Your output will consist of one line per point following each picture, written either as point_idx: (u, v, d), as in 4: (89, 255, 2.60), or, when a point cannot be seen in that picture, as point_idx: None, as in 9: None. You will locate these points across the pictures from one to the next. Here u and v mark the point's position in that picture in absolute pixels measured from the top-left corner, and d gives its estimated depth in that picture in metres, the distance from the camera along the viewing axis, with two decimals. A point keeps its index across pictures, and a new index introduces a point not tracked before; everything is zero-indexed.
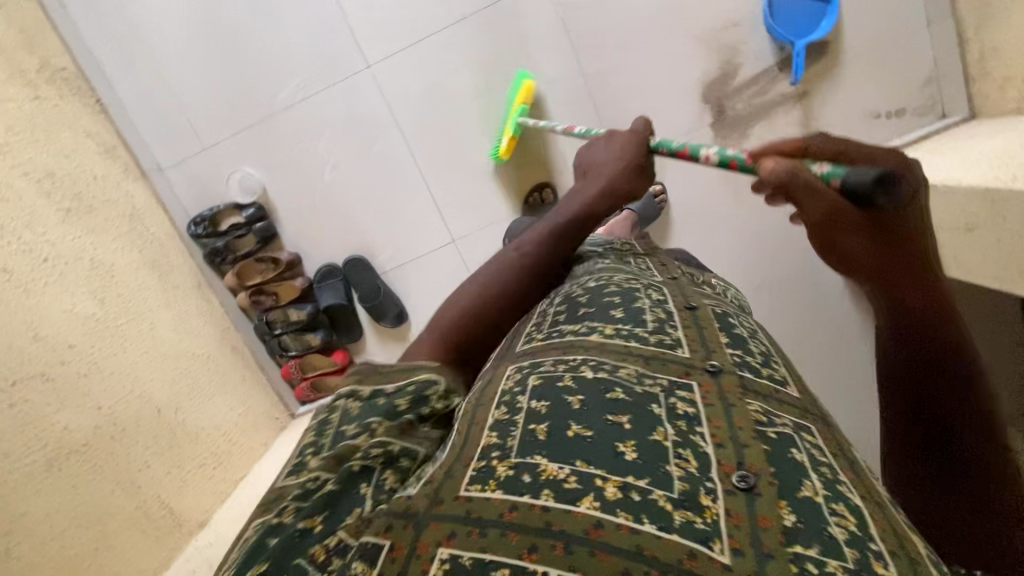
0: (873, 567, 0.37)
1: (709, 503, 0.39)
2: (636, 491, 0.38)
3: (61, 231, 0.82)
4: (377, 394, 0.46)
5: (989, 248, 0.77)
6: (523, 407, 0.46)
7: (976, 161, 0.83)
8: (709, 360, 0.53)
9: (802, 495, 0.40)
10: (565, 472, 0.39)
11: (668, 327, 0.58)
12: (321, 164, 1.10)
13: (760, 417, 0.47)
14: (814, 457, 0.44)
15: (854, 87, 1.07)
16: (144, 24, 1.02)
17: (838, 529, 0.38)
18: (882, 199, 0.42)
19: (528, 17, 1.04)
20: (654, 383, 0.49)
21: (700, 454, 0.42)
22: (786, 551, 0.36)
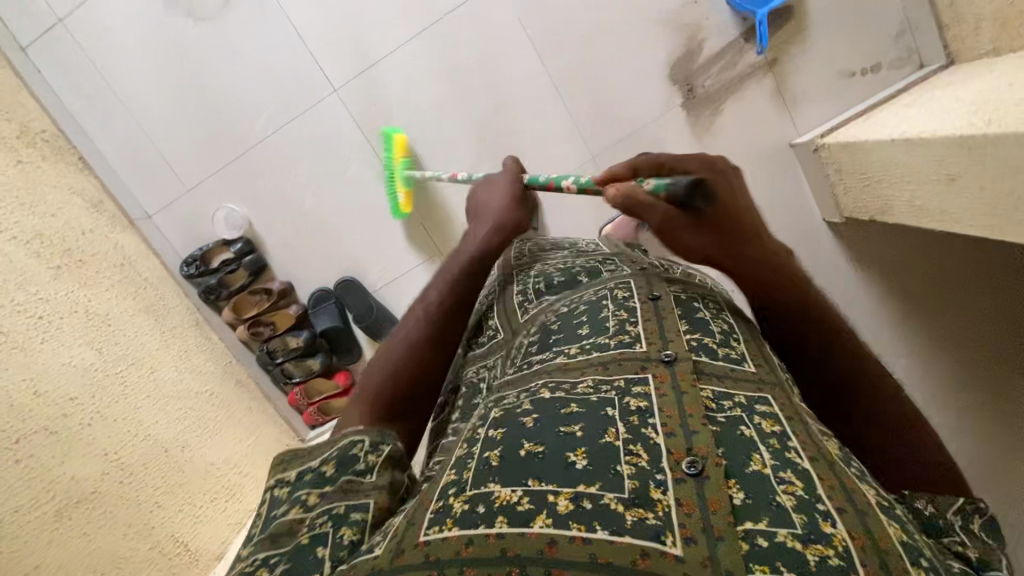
0: (823, 528, 0.38)
1: (660, 496, 0.40)
2: (588, 500, 0.40)
3: (53, 288, 0.85)
4: (304, 469, 0.49)
5: (973, 196, 0.74)
6: (481, 437, 0.49)
7: (953, 109, 0.81)
8: (665, 351, 0.53)
9: (750, 470, 0.42)
10: (518, 494, 0.41)
11: (629, 326, 0.57)
12: (301, 193, 1.12)
13: (711, 403, 0.48)
14: (762, 432, 0.45)
15: (826, 48, 1.05)
16: (116, 78, 1.05)
17: (786, 497, 0.40)
18: (699, 201, 0.54)
19: (486, 21, 1.04)
20: (611, 388, 0.50)
21: (652, 447, 0.44)
22: (734, 529, 0.38)
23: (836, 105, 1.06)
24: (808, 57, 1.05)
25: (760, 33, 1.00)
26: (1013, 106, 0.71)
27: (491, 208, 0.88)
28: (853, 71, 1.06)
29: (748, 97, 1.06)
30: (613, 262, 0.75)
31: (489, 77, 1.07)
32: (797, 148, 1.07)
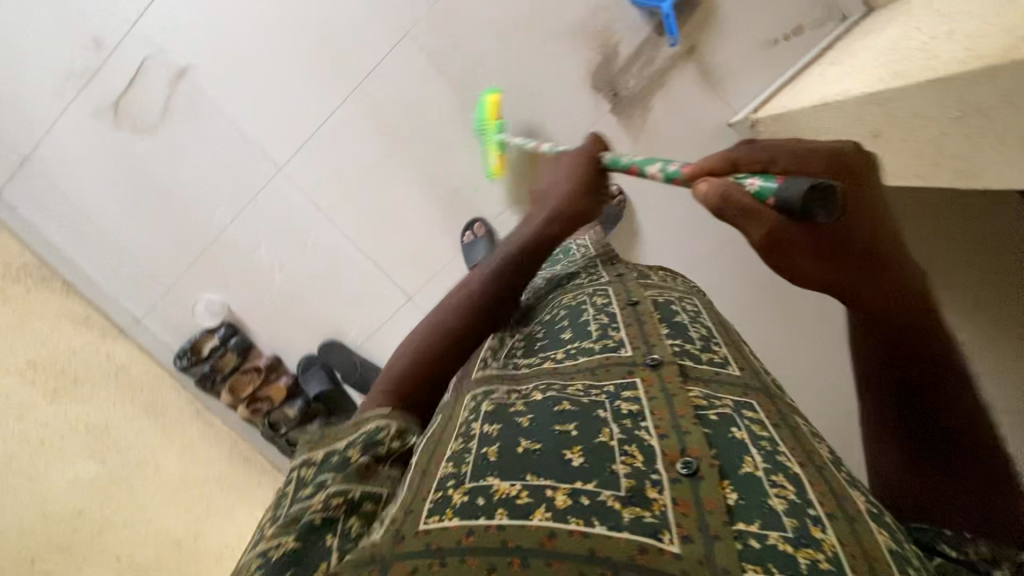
0: (813, 533, 0.42)
1: (656, 495, 0.43)
2: (586, 496, 0.42)
3: (52, 412, 0.99)
4: (329, 453, 0.50)
5: (900, 149, 0.71)
6: (476, 434, 0.51)
7: (865, 64, 0.79)
8: (650, 355, 0.60)
9: (743, 472, 0.46)
10: (517, 488, 0.43)
11: (610, 330, 0.66)
12: (270, 270, 1.17)
13: (701, 402, 0.54)
14: (753, 433, 0.51)
15: (741, 24, 1.04)
16: (82, 199, 1.13)
17: (777, 501, 0.44)
18: (819, 211, 0.41)
19: (405, 72, 1.07)
20: (600, 392, 0.56)
21: (648, 451, 0.47)
22: (729, 529, 0.41)
23: (767, 76, 1.05)
24: (727, 36, 1.04)
25: (667, 24, 1.00)
26: (917, 54, 0.69)
27: (550, 196, 0.75)
28: (776, 40, 1.04)
29: (675, 88, 1.06)
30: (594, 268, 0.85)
31: (420, 124, 1.10)
32: (736, 126, 1.06)
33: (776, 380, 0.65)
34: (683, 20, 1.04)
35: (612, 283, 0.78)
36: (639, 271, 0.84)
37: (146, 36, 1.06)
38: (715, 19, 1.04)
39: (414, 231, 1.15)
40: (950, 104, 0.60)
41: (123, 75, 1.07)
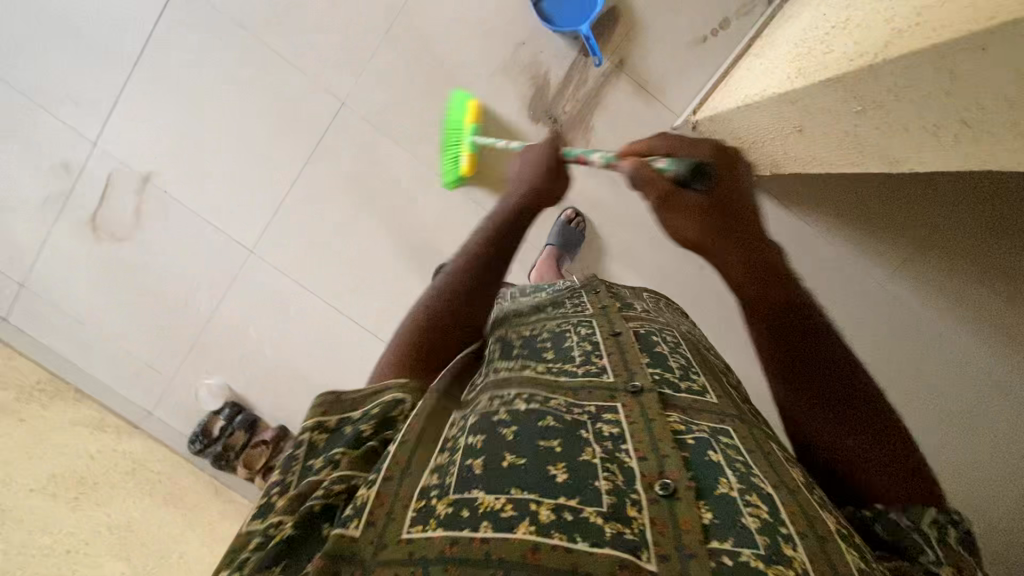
0: (783, 550, 0.42)
1: (635, 514, 0.42)
2: (568, 511, 0.41)
3: (74, 520, 0.99)
4: (343, 421, 0.50)
5: (825, 140, 0.70)
6: (461, 446, 0.48)
7: (782, 56, 0.78)
8: (631, 382, 0.58)
9: (720, 492, 0.45)
10: (502, 501, 0.41)
11: (593, 357, 0.63)
12: (261, 346, 1.22)
13: (678, 427, 0.52)
14: (729, 455, 0.50)
15: (665, 30, 1.04)
16: (81, 311, 1.21)
17: (750, 520, 0.43)
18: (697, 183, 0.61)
19: (349, 140, 1.11)
20: (583, 411, 0.54)
21: (627, 470, 0.46)
22: (704, 547, 0.41)
23: (701, 74, 1.04)
24: (654, 43, 1.04)
25: (589, 47, 1.01)
26: (820, 45, 0.68)
27: (521, 173, 0.78)
28: (704, 37, 1.03)
29: (613, 102, 1.06)
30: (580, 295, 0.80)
31: (374, 185, 1.13)
32: (681, 129, 1.05)
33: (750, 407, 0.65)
34: (607, 36, 1.04)
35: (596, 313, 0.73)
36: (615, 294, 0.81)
37: (108, 153, 1.13)
38: (638, 29, 1.04)
39: (388, 286, 1.18)
40: (850, 99, 0.59)
41: (94, 191, 1.14)
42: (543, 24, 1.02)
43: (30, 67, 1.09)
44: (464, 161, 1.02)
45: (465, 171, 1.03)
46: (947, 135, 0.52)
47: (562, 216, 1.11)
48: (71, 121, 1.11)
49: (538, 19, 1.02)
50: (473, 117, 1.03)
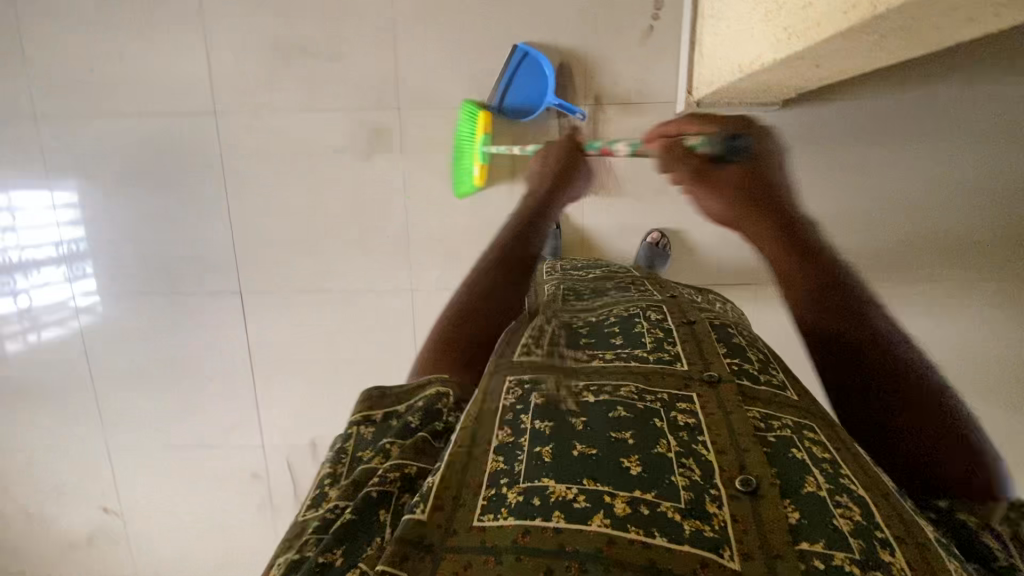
0: (881, 556, 0.36)
1: (715, 509, 0.39)
2: (644, 504, 0.39)
3: None
4: (389, 414, 0.59)
5: (854, 60, 0.69)
6: (528, 428, 0.46)
7: (750, 16, 0.78)
8: (707, 371, 0.53)
9: (804, 491, 0.40)
10: (574, 490, 0.40)
11: (667, 344, 0.58)
12: None
13: (758, 421, 0.47)
14: (814, 453, 0.44)
15: (615, 45, 1.05)
16: None
17: (842, 523, 0.38)
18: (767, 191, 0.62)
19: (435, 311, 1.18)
20: (656, 397, 0.50)
21: (705, 464, 0.43)
22: (793, 549, 0.36)
23: (669, 58, 1.05)
24: (613, 64, 1.06)
25: (567, 110, 1.04)
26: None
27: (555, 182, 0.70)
28: (650, 26, 1.04)
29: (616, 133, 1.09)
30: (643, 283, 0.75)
31: None
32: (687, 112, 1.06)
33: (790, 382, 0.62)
34: (573, 87, 1.07)
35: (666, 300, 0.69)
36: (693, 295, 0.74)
37: (278, 444, 1.28)
38: (593, 62, 1.06)
39: None
40: (864, 37, 0.59)
41: (288, 481, 1.31)
42: (517, 119, 1.08)
43: (188, 422, 1.28)
44: (477, 170, 1.08)
45: (479, 180, 1.09)
46: (992, 15, 0.51)
47: (649, 240, 1.11)
48: (239, 440, 1.28)
49: (511, 118, 1.08)
50: (482, 127, 1.06)
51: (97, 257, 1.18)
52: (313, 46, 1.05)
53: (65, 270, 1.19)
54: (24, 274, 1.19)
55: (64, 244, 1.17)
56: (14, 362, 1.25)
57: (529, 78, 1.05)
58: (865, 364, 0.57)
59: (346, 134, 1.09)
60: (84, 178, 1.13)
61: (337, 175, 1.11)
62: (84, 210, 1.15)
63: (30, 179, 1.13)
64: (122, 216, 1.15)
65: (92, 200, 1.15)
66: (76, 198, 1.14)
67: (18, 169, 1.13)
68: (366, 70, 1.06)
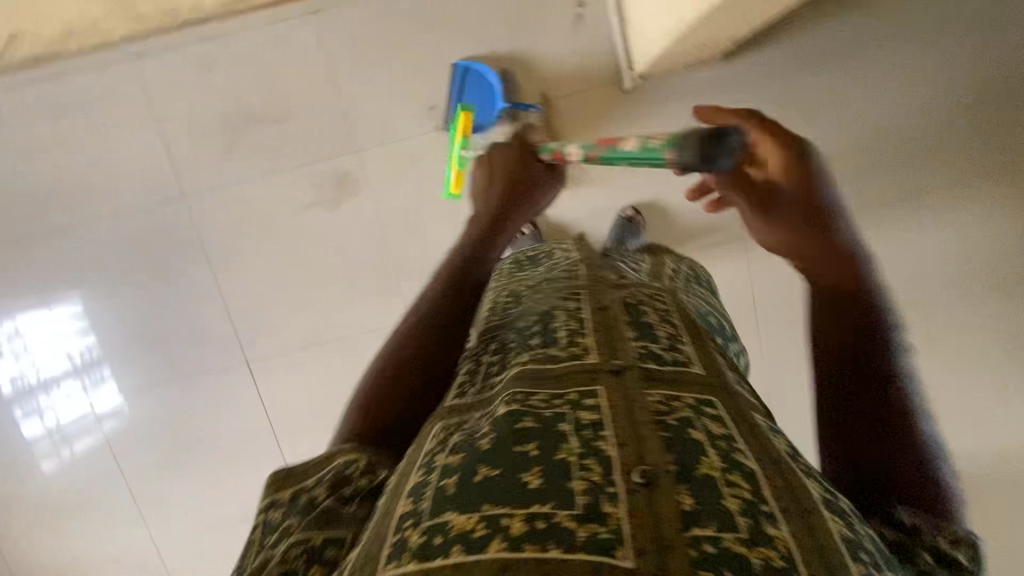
0: (766, 531, 0.32)
1: (612, 509, 0.32)
2: (542, 518, 0.31)
3: None
4: (298, 492, 0.44)
5: None
6: (432, 465, 0.39)
7: None
8: (613, 360, 0.46)
9: (700, 473, 0.35)
10: (473, 520, 0.32)
11: (579, 334, 0.51)
12: None
13: (661, 407, 0.41)
14: (711, 432, 0.39)
15: (549, 39, 1.07)
16: None
17: (731, 502, 0.33)
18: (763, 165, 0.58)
19: None
20: (564, 400, 0.42)
21: (603, 458, 0.36)
22: (684, 537, 0.30)
23: (603, 38, 1.06)
24: (551, 58, 1.08)
25: (519, 108, 1.06)
26: None
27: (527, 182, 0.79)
28: (578, 13, 1.05)
29: (569, 123, 1.10)
30: (568, 260, 0.71)
31: None
32: (633, 86, 1.07)
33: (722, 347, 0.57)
34: (517, 89, 1.08)
35: (583, 279, 0.62)
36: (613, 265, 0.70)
37: None
38: (531, 61, 1.08)
39: None
40: None
41: None
42: (479, 133, 1.08)
43: (225, 500, 1.29)
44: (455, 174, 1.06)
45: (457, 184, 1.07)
46: None
47: (622, 217, 1.11)
48: None
49: (473, 135, 1.08)
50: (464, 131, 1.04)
51: (109, 361, 1.20)
52: (263, 110, 1.08)
53: (80, 381, 1.21)
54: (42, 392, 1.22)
55: (72, 355, 1.20)
56: (50, 480, 1.27)
57: (478, 92, 1.07)
58: (881, 419, 0.49)
59: (311, 185, 1.11)
60: (80, 288, 1.16)
61: (312, 228, 1.12)
62: (88, 319, 1.18)
63: (29, 302, 1.16)
64: (121, 315, 1.18)
65: (93, 307, 1.17)
66: (79, 309, 1.17)
67: (14, 295, 1.15)
68: (318, 121, 1.08)
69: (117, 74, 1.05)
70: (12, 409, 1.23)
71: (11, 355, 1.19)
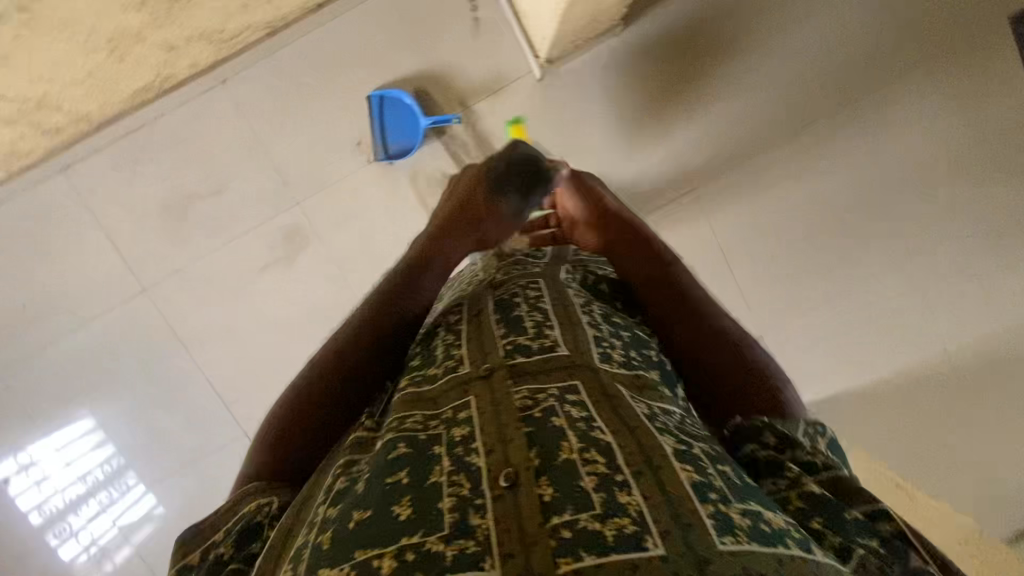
0: (619, 500, 0.41)
1: (478, 520, 0.41)
2: (410, 550, 0.39)
3: None
4: (207, 549, 0.47)
5: None
6: (319, 516, 0.46)
7: None
8: (483, 366, 0.56)
9: (559, 460, 0.44)
10: (346, 568, 0.39)
11: (453, 348, 0.61)
12: None
13: (525, 403, 0.51)
14: (571, 415, 0.49)
15: (455, 51, 1.08)
16: None
17: (588, 480, 0.43)
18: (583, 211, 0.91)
19: None
20: (440, 421, 0.52)
21: (474, 470, 0.45)
22: (545, 529, 0.39)
23: (507, 37, 1.08)
24: (462, 68, 1.09)
25: (440, 123, 1.07)
26: None
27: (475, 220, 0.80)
28: (474, 18, 1.07)
29: (496, 126, 1.11)
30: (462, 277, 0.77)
31: None
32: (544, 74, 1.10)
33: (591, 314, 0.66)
34: (437, 106, 1.09)
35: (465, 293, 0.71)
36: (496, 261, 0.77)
37: None
38: (444, 76, 1.09)
39: None
40: None
41: None
42: (406, 155, 1.09)
43: None
44: None
45: None
46: None
47: None
48: None
49: (402, 158, 1.09)
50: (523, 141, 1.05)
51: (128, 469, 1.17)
52: (198, 187, 1.09)
53: (99, 498, 1.18)
54: (64, 519, 1.18)
55: (89, 474, 1.17)
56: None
57: (397, 114, 1.07)
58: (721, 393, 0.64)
59: (264, 247, 1.11)
60: (83, 404, 1.14)
61: (274, 288, 1.12)
62: (100, 432, 1.15)
63: (41, 426, 1.14)
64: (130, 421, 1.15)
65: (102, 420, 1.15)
66: (90, 424, 1.15)
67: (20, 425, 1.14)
68: (253, 184, 1.09)
69: (57, 190, 1.07)
70: (45, 536, 1.18)
71: (32, 482, 1.16)
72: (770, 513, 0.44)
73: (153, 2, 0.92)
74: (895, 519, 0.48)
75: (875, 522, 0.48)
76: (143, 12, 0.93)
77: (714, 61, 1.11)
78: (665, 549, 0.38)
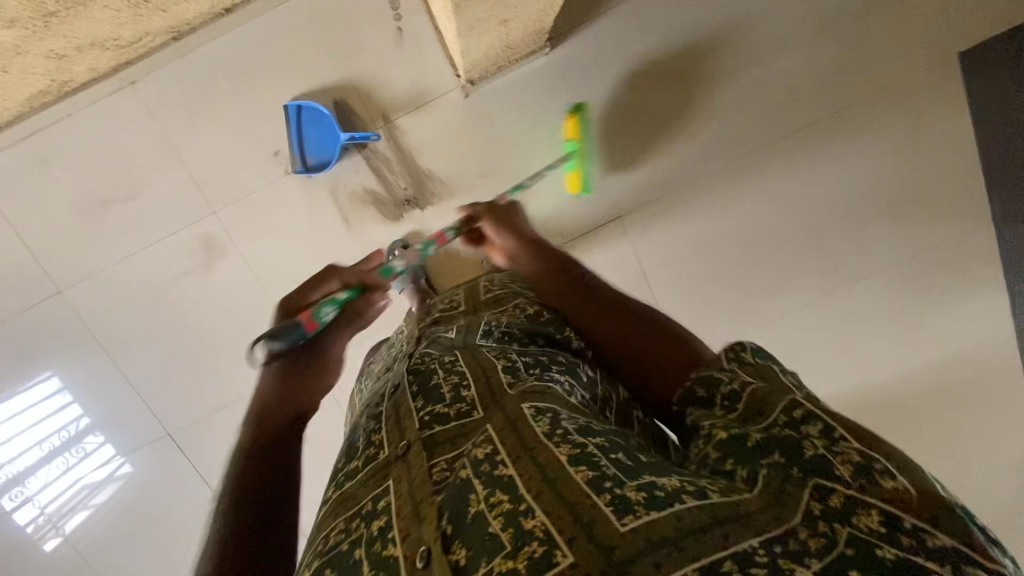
0: (524, 527, 0.37)
1: None
2: None
3: None
4: None
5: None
6: None
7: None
8: (400, 444, 0.50)
9: (470, 516, 0.39)
10: None
11: (371, 436, 0.54)
12: None
13: (438, 469, 0.45)
14: (473, 462, 0.43)
15: (376, 63, 1.04)
16: None
17: (495, 522, 0.38)
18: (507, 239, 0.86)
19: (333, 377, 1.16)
20: (361, 513, 0.45)
21: (392, 565, 0.39)
22: None
23: (429, 50, 1.04)
24: (382, 79, 1.05)
25: (359, 139, 1.04)
26: None
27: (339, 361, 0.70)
28: (397, 28, 1.03)
29: (416, 143, 1.07)
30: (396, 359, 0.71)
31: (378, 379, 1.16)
32: (469, 93, 1.06)
33: (518, 351, 0.60)
34: (355, 120, 1.06)
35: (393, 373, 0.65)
36: (425, 335, 0.71)
37: None
38: (363, 87, 1.05)
39: None
40: None
41: None
42: (326, 168, 1.06)
43: None
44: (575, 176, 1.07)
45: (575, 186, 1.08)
46: None
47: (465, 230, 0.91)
48: None
49: (321, 171, 1.06)
50: (574, 133, 1.04)
51: (82, 440, 1.16)
52: (112, 190, 1.07)
53: (57, 463, 1.17)
54: (23, 484, 1.17)
55: (47, 440, 1.16)
56: (46, 566, 1.19)
57: (320, 129, 1.04)
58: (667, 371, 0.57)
59: (180, 254, 1.10)
60: (25, 377, 1.14)
61: (193, 294, 1.11)
62: (69, 391, 1.14)
63: (5, 388, 1.14)
64: (87, 395, 1.15)
65: (63, 388, 1.14)
66: (58, 382, 1.14)
67: None
68: (167, 189, 1.07)
69: None
70: None
71: None
72: (665, 477, 0.39)
73: (25, 18, 0.73)
74: (802, 405, 0.40)
75: (783, 428, 0.39)
76: (15, 30, 0.74)
77: (647, 86, 1.06)
78: (575, 556, 0.34)
